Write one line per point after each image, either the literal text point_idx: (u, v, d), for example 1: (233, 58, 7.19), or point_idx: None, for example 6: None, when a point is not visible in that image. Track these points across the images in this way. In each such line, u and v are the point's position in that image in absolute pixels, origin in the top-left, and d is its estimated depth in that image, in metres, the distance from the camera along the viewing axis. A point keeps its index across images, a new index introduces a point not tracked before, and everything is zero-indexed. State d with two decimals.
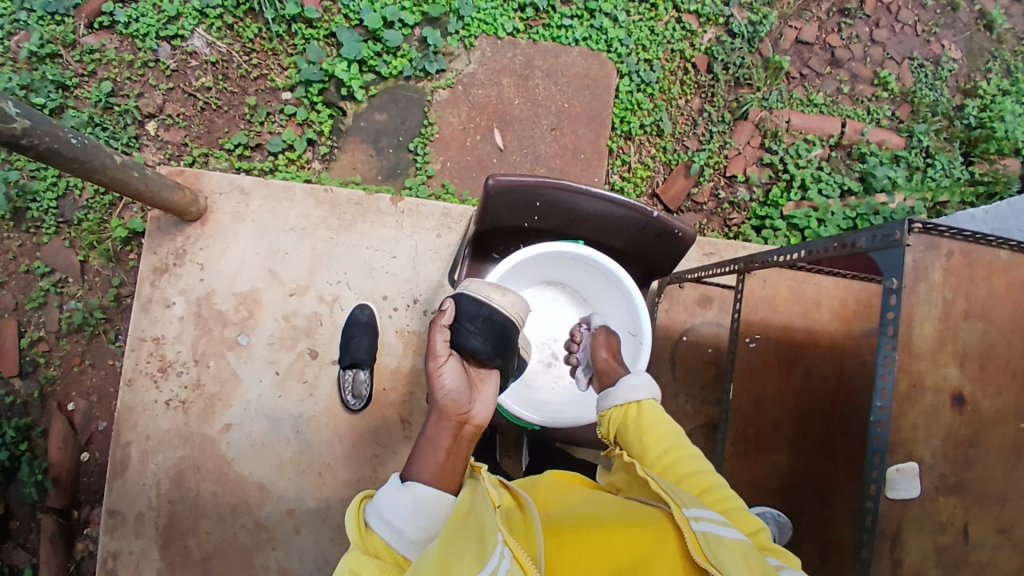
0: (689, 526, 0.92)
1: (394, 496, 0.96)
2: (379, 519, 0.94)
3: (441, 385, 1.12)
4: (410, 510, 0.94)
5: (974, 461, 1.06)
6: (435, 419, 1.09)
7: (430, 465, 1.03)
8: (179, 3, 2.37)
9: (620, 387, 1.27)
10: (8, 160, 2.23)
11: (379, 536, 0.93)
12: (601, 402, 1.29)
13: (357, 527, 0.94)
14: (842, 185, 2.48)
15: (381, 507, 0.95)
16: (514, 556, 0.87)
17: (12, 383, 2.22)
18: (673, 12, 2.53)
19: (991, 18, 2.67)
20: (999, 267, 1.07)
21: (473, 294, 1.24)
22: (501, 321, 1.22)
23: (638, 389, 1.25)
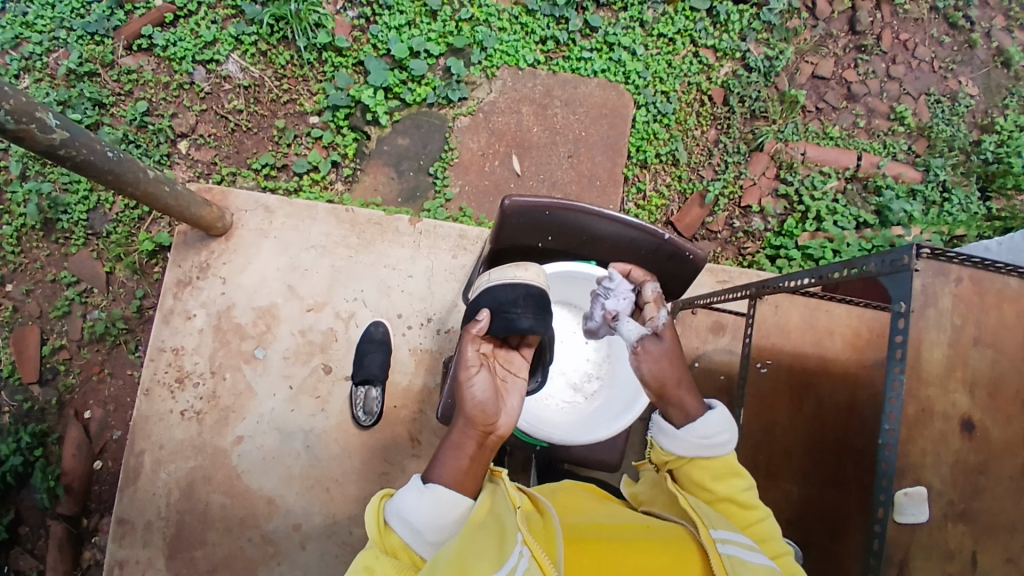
0: (715, 547, 0.95)
1: (411, 498, 1.00)
2: (397, 519, 0.99)
3: (470, 395, 1.09)
4: (427, 513, 0.98)
5: (983, 491, 1.14)
6: (461, 427, 1.08)
7: (451, 470, 1.04)
8: (217, 30, 2.50)
9: (696, 429, 1.13)
10: (44, 174, 2.34)
11: (397, 536, 0.99)
12: (670, 435, 1.15)
13: (378, 528, 1.00)
14: (858, 217, 2.49)
15: (398, 508, 1.00)
16: (532, 555, 0.91)
17: (32, 389, 2.28)
18: (690, 47, 2.59)
19: (1009, 55, 2.69)
20: (1009, 296, 1.16)
21: (504, 281, 1.24)
22: (539, 293, 1.24)
23: (715, 445, 1.12)
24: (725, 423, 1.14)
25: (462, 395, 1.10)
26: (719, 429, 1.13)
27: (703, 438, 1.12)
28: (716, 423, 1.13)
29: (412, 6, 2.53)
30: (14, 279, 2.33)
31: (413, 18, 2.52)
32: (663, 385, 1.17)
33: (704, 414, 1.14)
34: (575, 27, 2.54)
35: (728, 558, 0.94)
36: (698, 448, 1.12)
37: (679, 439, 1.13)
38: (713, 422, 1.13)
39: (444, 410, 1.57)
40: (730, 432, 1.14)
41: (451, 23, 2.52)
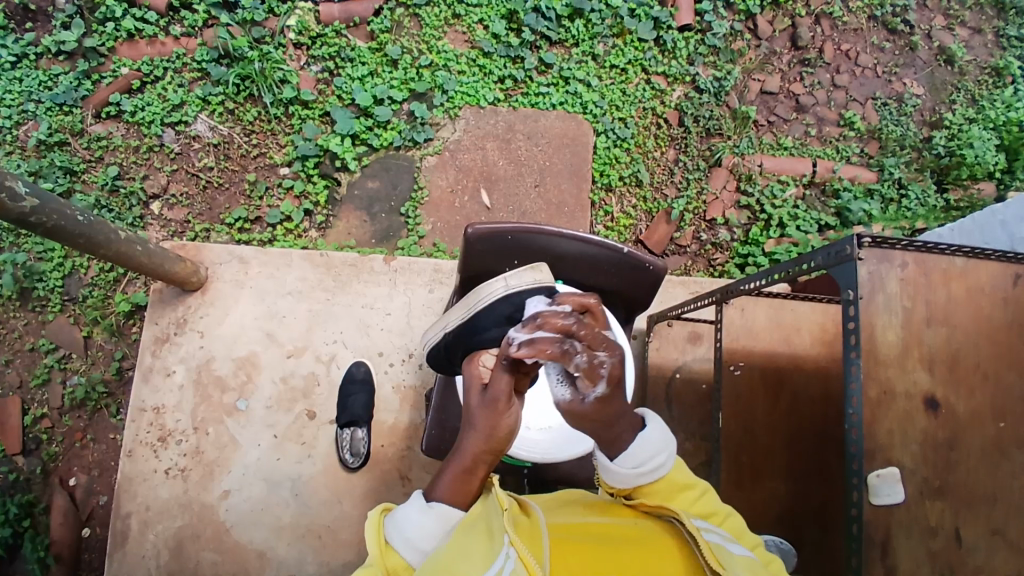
0: (700, 535, 1.00)
1: (413, 514, 1.00)
2: (398, 538, 0.99)
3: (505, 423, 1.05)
4: (429, 529, 0.99)
5: (956, 465, 1.16)
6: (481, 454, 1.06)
7: (457, 490, 1.06)
8: (183, 92, 2.57)
9: (631, 450, 1.04)
10: (17, 244, 2.35)
11: (399, 556, 0.97)
12: (610, 466, 1.05)
13: (378, 546, 0.99)
14: (820, 220, 2.58)
15: (400, 525, 1.00)
16: (519, 557, 0.93)
17: (14, 461, 2.23)
18: (642, 75, 2.71)
19: (950, 53, 2.84)
20: (955, 273, 1.21)
21: (527, 285, 1.17)
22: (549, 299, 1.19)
23: (653, 470, 1.04)
24: (660, 443, 1.05)
25: (493, 422, 1.05)
26: (654, 453, 1.04)
27: (639, 466, 1.04)
28: (653, 447, 1.04)
29: (373, 57, 2.63)
30: None
31: (374, 68, 2.63)
32: (595, 426, 1.00)
33: (637, 438, 1.04)
34: (531, 65, 2.66)
35: (713, 545, 0.99)
36: (637, 477, 1.04)
37: (616, 471, 1.04)
38: (650, 446, 1.04)
39: (430, 441, 1.59)
40: (668, 449, 1.06)
41: (412, 70, 2.63)
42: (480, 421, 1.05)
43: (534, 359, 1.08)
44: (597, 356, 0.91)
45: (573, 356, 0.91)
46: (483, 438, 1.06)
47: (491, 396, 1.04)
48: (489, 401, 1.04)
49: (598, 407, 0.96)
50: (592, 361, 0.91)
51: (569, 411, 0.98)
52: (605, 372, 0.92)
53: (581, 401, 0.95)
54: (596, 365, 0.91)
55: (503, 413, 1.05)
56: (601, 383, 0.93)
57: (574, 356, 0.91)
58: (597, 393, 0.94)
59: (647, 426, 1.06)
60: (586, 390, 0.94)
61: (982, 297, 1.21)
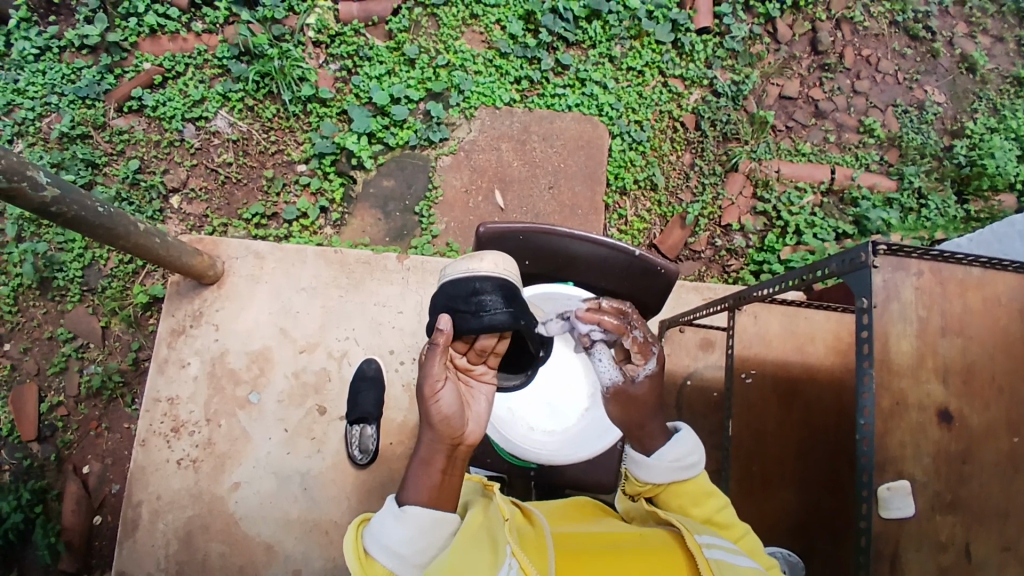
0: (701, 554, 0.97)
1: (392, 523, 0.95)
2: (379, 548, 0.94)
3: (437, 409, 0.97)
4: (409, 535, 0.94)
5: (969, 479, 1.15)
6: (427, 442, 0.99)
7: (425, 489, 0.98)
8: (204, 88, 2.61)
9: (672, 446, 1.10)
10: (38, 234, 2.40)
11: (382, 565, 0.93)
12: (649, 462, 1.10)
13: (359, 557, 0.95)
14: (837, 228, 2.55)
15: (379, 535, 0.95)
16: (521, 567, 0.94)
17: (31, 447, 2.28)
18: (660, 78, 2.70)
19: (973, 61, 2.79)
20: (973, 284, 1.19)
21: (460, 275, 1.16)
22: (493, 284, 1.14)
23: (690, 465, 1.10)
24: (695, 441, 1.13)
25: (430, 412, 0.97)
26: (689, 449, 1.11)
27: (677, 459, 1.10)
28: (688, 445, 1.11)
29: (391, 56, 2.65)
30: (12, 338, 2.37)
31: (392, 67, 2.64)
32: (633, 419, 1.12)
33: (675, 436, 1.12)
34: (547, 66, 2.66)
35: (714, 562, 0.96)
36: (676, 471, 1.09)
37: (656, 466, 1.09)
38: (683, 445, 1.11)
39: None
40: (701, 451, 1.12)
41: (429, 70, 2.64)
42: (422, 414, 0.99)
43: (475, 349, 1.10)
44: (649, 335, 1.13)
45: (631, 330, 1.13)
46: (428, 430, 0.99)
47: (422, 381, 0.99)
48: (419, 388, 0.99)
49: (645, 392, 1.11)
50: (645, 341, 1.12)
51: (620, 395, 1.11)
52: (655, 351, 1.11)
53: (632, 381, 1.11)
54: (647, 343, 1.12)
55: (435, 399, 0.97)
56: (651, 359, 1.10)
57: (632, 331, 1.13)
58: (646, 371, 1.10)
59: (678, 431, 1.15)
60: (637, 368, 1.11)
61: (999, 308, 1.19)
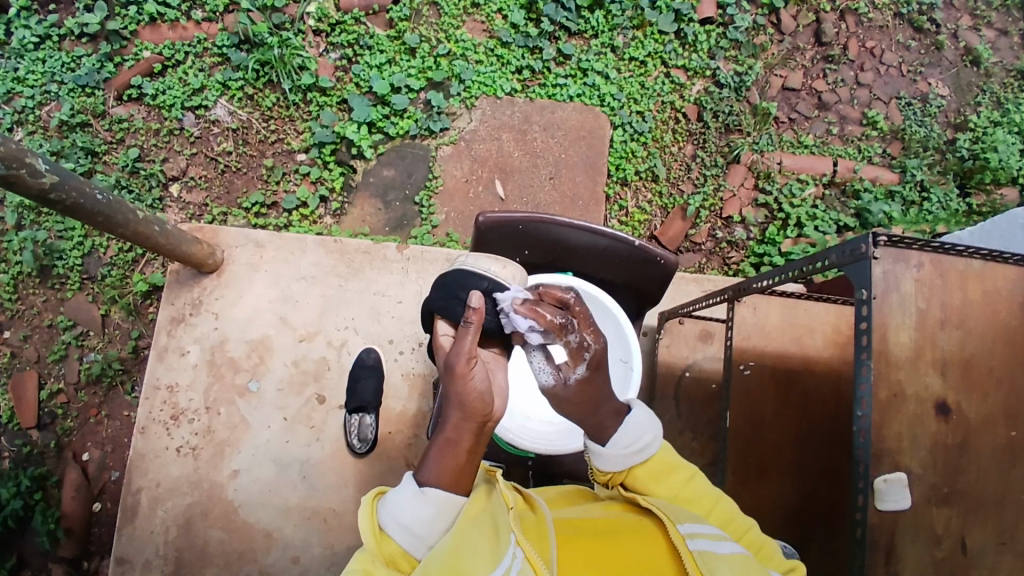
0: (685, 545, 0.97)
1: (408, 501, 0.97)
2: (393, 525, 0.96)
3: (469, 385, 1.04)
4: (426, 516, 0.96)
5: (965, 471, 1.15)
6: (457, 421, 1.03)
7: (445, 469, 1.01)
8: (204, 76, 2.60)
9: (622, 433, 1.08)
10: (37, 222, 2.40)
11: (396, 543, 0.95)
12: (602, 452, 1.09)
13: (374, 533, 0.96)
14: (839, 221, 2.54)
15: (394, 512, 0.96)
16: (526, 557, 0.92)
17: (31, 434, 2.29)
18: (662, 68, 2.68)
19: (977, 53, 2.77)
20: (972, 276, 1.18)
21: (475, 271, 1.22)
22: (502, 289, 1.21)
23: (644, 449, 1.09)
24: (647, 423, 1.10)
25: (461, 388, 1.04)
26: (642, 433, 1.09)
27: (631, 446, 1.08)
28: (639, 426, 1.09)
29: (391, 45, 2.63)
30: (12, 325, 2.38)
31: (393, 56, 2.63)
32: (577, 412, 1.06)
33: (625, 422, 1.09)
34: (549, 56, 2.64)
35: (699, 554, 0.95)
36: (631, 458, 1.08)
37: (610, 456, 1.08)
38: (636, 428, 1.09)
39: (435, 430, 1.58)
40: (654, 429, 1.11)
41: (430, 59, 2.62)
42: (451, 393, 1.05)
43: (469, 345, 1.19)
44: (585, 338, 1.03)
45: (569, 332, 1.05)
46: (457, 407, 1.04)
47: (451, 360, 1.07)
48: (447, 366, 1.06)
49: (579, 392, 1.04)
50: (580, 343, 1.03)
51: (553, 397, 1.05)
52: (588, 355, 1.02)
53: (563, 385, 1.03)
54: (581, 347, 1.03)
55: (465, 375, 1.05)
56: (582, 364, 1.03)
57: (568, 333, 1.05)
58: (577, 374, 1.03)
59: (632, 411, 1.11)
60: (569, 372, 1.03)
61: (999, 301, 1.19)
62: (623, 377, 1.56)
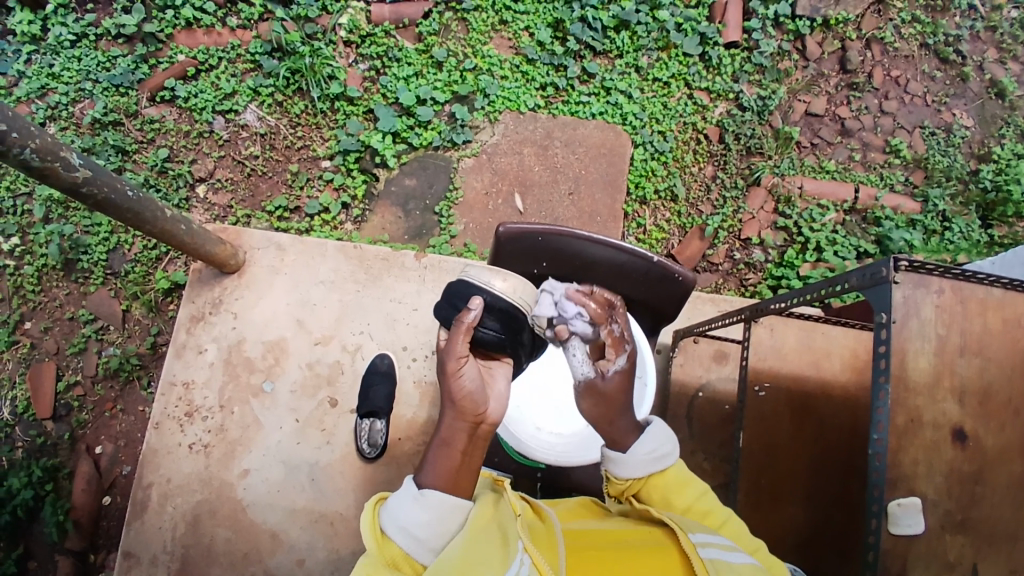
0: (696, 553, 0.96)
1: (409, 505, 0.97)
2: (394, 528, 0.96)
3: (460, 385, 1.04)
4: (426, 519, 0.96)
5: (981, 501, 1.13)
6: (449, 421, 1.04)
7: (443, 472, 1.02)
8: (236, 82, 2.66)
9: (642, 443, 1.12)
10: (66, 216, 2.46)
11: (398, 546, 0.95)
12: (619, 460, 1.12)
13: (376, 536, 0.96)
14: (858, 247, 2.52)
15: (395, 516, 0.96)
16: (532, 562, 0.94)
17: (47, 424, 2.33)
18: (685, 90, 2.70)
19: (1002, 86, 2.76)
20: (994, 304, 1.17)
21: (475, 283, 1.14)
22: (500, 307, 1.12)
23: (663, 458, 1.12)
24: (665, 435, 1.14)
25: (452, 387, 1.04)
26: (661, 442, 1.13)
27: (650, 454, 1.11)
28: (658, 436, 1.13)
29: (419, 58, 2.69)
30: (34, 316, 2.42)
31: (420, 69, 2.68)
32: (603, 410, 1.09)
33: (644, 433, 1.14)
34: (573, 74, 2.68)
35: (709, 562, 0.94)
36: (649, 465, 1.10)
37: (630, 462, 1.10)
38: (654, 439, 1.12)
39: None
40: (671, 443, 1.14)
41: (456, 73, 2.67)
42: (444, 392, 1.05)
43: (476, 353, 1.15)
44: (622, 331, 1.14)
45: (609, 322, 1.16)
46: (450, 406, 1.04)
47: (444, 359, 1.05)
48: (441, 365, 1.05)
49: (617, 387, 1.08)
50: (620, 336, 1.12)
51: (589, 390, 1.09)
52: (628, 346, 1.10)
53: (603, 377, 1.08)
54: (620, 339, 1.12)
55: (457, 375, 1.04)
56: (622, 355, 1.09)
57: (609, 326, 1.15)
58: (616, 366, 1.08)
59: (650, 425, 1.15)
60: (608, 364, 1.09)
61: (1020, 330, 1.17)
62: None
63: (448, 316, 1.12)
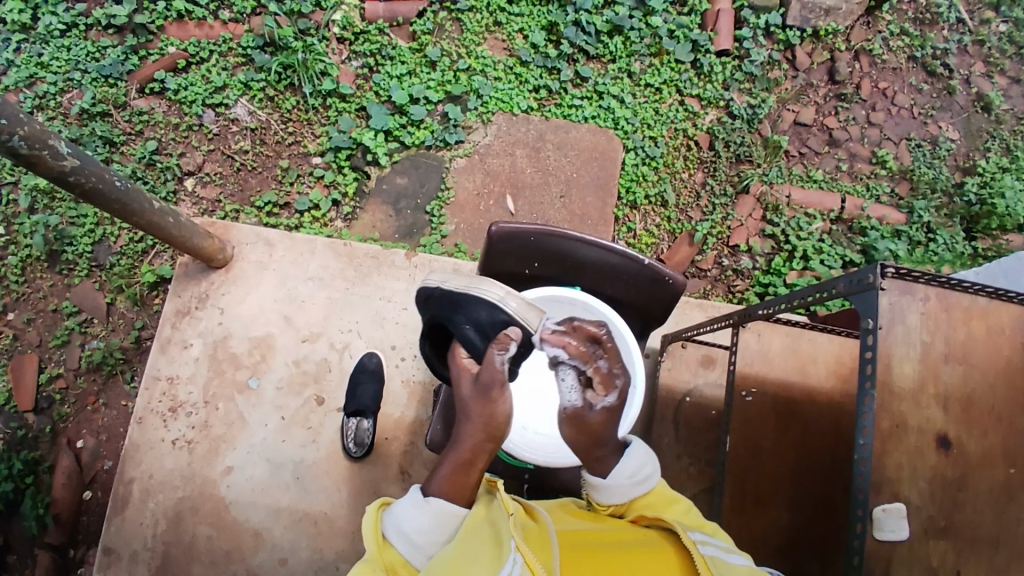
0: (698, 550, 1.00)
1: (413, 510, 0.99)
2: (395, 534, 0.97)
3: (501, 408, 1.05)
4: (426, 525, 0.98)
5: (963, 506, 1.15)
6: (476, 441, 1.04)
7: (450, 483, 1.03)
8: (227, 76, 2.64)
9: (622, 466, 1.10)
10: (51, 207, 2.42)
11: (397, 551, 0.96)
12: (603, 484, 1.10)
13: (376, 542, 0.97)
14: (844, 256, 2.56)
15: (397, 521, 0.98)
16: (525, 561, 0.94)
17: (26, 418, 2.29)
18: (677, 96, 2.73)
19: (987, 100, 2.82)
20: (977, 313, 1.19)
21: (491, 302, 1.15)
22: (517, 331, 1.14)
23: (644, 481, 1.11)
24: (644, 457, 1.13)
25: (489, 411, 1.04)
26: (642, 465, 1.12)
27: (632, 477, 1.11)
28: (639, 460, 1.12)
29: (413, 57, 2.68)
30: (16, 308, 2.38)
31: (414, 68, 2.67)
32: (586, 442, 1.07)
33: (624, 457, 1.11)
34: (566, 77, 2.69)
35: (711, 560, 0.99)
36: (631, 488, 1.11)
37: (611, 488, 1.10)
38: (635, 462, 1.12)
39: (435, 435, 1.60)
40: (651, 463, 1.14)
41: (450, 73, 2.67)
42: (476, 413, 1.05)
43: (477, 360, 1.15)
44: (615, 368, 1.07)
45: (597, 358, 1.06)
46: (482, 428, 1.05)
47: (484, 382, 1.05)
48: (481, 389, 1.05)
49: (601, 421, 1.05)
50: (610, 370, 1.06)
51: (572, 418, 1.05)
52: (620, 384, 1.05)
53: (590, 409, 1.05)
54: (611, 375, 1.05)
55: (498, 400, 1.04)
56: (613, 393, 1.05)
57: (597, 360, 1.06)
58: (605, 402, 1.04)
59: (630, 446, 1.14)
60: (595, 398, 1.05)
61: (1002, 338, 1.20)
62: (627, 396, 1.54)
63: (470, 335, 1.13)
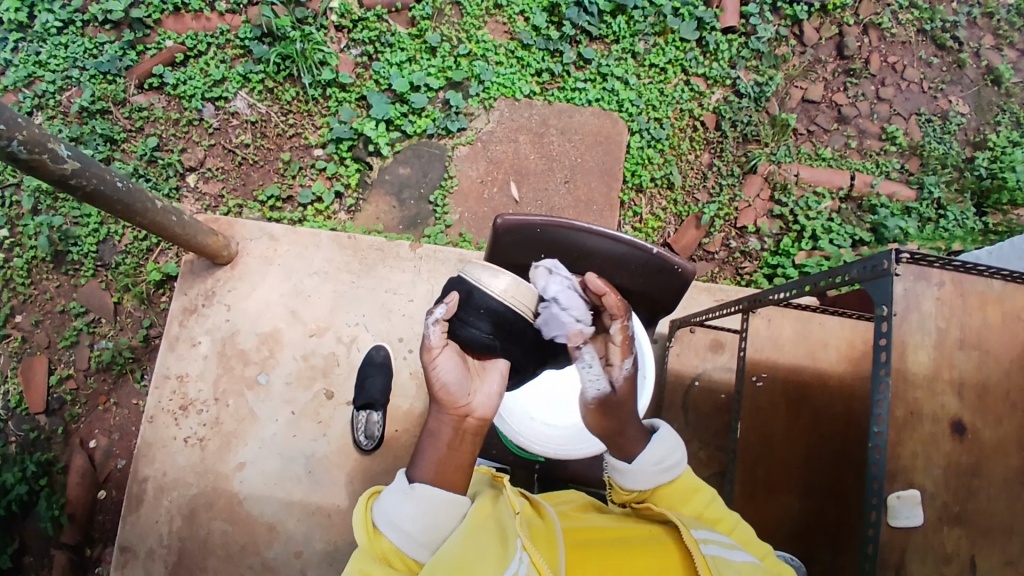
0: (698, 549, 0.99)
1: (400, 500, 0.98)
2: (385, 523, 0.97)
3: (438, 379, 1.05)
4: (416, 513, 0.97)
5: (978, 493, 1.14)
6: (434, 414, 1.06)
7: (431, 466, 1.03)
8: (225, 68, 2.61)
9: (651, 451, 1.12)
10: (54, 207, 2.42)
11: (388, 541, 0.95)
12: (630, 471, 1.11)
13: (367, 531, 0.97)
14: (854, 235, 2.52)
15: (387, 511, 0.97)
16: (531, 561, 0.95)
17: (39, 418, 2.31)
18: (681, 76, 2.67)
19: (999, 72, 2.74)
20: (992, 298, 1.17)
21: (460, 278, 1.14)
22: (483, 305, 1.10)
23: (671, 467, 1.12)
24: (672, 441, 1.15)
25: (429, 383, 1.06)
26: (669, 450, 1.13)
27: (659, 463, 1.11)
28: (666, 445, 1.14)
29: (412, 44, 2.64)
30: (25, 309, 2.40)
31: (413, 54, 2.63)
32: (612, 426, 1.13)
33: (650, 441, 1.14)
34: (569, 59, 2.64)
35: (711, 559, 0.97)
36: (658, 474, 1.11)
37: (638, 472, 1.11)
38: (662, 445, 1.13)
39: None
40: (679, 449, 1.15)
41: (450, 59, 2.62)
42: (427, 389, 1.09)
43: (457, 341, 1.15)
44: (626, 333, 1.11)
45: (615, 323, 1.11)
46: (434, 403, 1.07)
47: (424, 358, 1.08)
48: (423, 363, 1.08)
49: (623, 393, 1.12)
50: (623, 338, 1.11)
51: (599, 403, 1.12)
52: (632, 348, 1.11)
53: (612, 385, 1.11)
54: (625, 342, 1.11)
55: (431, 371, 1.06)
56: (629, 359, 1.11)
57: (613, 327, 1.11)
58: (624, 369, 1.11)
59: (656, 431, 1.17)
60: (616, 371, 1.11)
61: (1019, 324, 1.17)
62: (637, 387, 1.52)
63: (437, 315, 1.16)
